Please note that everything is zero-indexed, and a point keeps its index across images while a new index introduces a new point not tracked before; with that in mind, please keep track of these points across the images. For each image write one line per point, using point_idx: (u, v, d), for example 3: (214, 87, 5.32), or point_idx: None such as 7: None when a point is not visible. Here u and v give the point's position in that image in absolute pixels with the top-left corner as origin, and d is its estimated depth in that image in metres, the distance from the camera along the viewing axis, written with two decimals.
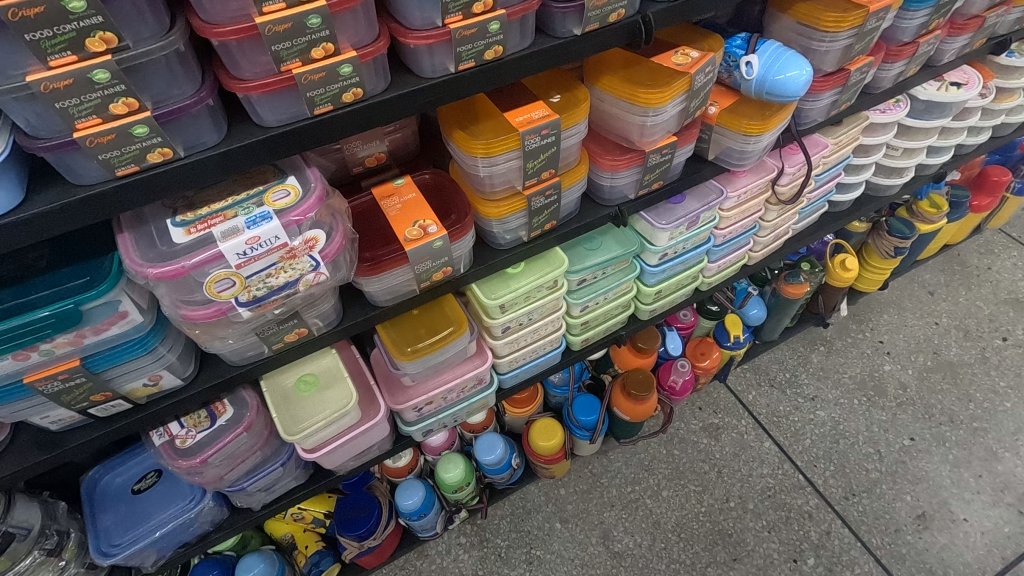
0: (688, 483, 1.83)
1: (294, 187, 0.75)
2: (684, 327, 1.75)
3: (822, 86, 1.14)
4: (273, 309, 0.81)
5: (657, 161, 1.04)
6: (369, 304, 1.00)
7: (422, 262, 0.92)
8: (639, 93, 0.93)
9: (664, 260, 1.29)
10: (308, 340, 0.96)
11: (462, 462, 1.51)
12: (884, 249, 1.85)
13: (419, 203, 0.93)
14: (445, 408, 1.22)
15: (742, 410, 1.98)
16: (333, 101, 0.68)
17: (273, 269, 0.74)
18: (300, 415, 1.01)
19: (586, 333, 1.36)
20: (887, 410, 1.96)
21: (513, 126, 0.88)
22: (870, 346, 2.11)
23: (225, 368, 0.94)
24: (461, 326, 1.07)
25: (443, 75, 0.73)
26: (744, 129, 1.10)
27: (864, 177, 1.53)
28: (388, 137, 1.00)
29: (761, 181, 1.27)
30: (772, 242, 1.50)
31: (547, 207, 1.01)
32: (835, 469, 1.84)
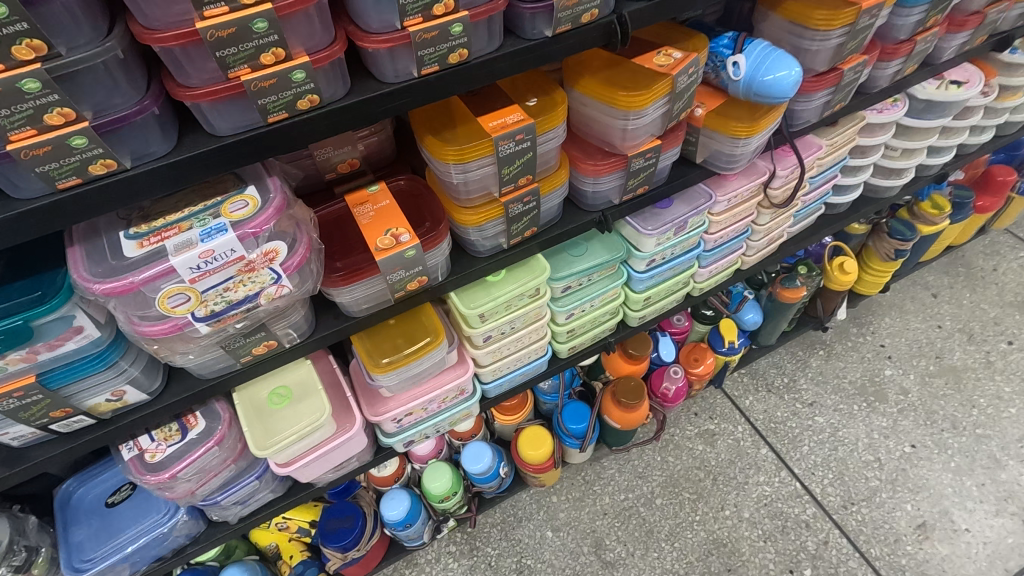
0: (682, 491, 1.79)
1: (253, 197, 0.72)
2: (678, 332, 1.71)
3: (814, 86, 1.10)
4: (235, 324, 0.78)
5: (640, 165, 1.01)
6: (343, 314, 0.97)
7: (394, 271, 0.89)
8: (619, 96, 0.90)
9: (651, 266, 1.25)
10: (279, 351, 0.93)
11: (449, 471, 1.49)
12: (884, 252, 1.81)
13: (393, 211, 0.91)
14: (426, 419, 1.19)
15: (739, 416, 1.95)
16: (287, 108, 0.65)
17: (232, 283, 0.71)
18: (273, 429, 0.99)
19: (573, 341, 1.32)
20: (888, 416, 1.91)
21: (486, 130, 0.85)
22: (870, 350, 2.06)
23: (194, 382, 0.91)
24: (439, 336, 1.04)
25: (407, 80, 0.70)
26: (732, 131, 1.06)
27: (862, 179, 1.48)
28: (361, 142, 0.96)
29: (752, 184, 1.23)
30: (766, 246, 1.45)
31: (526, 214, 0.98)
32: (834, 477, 1.80)
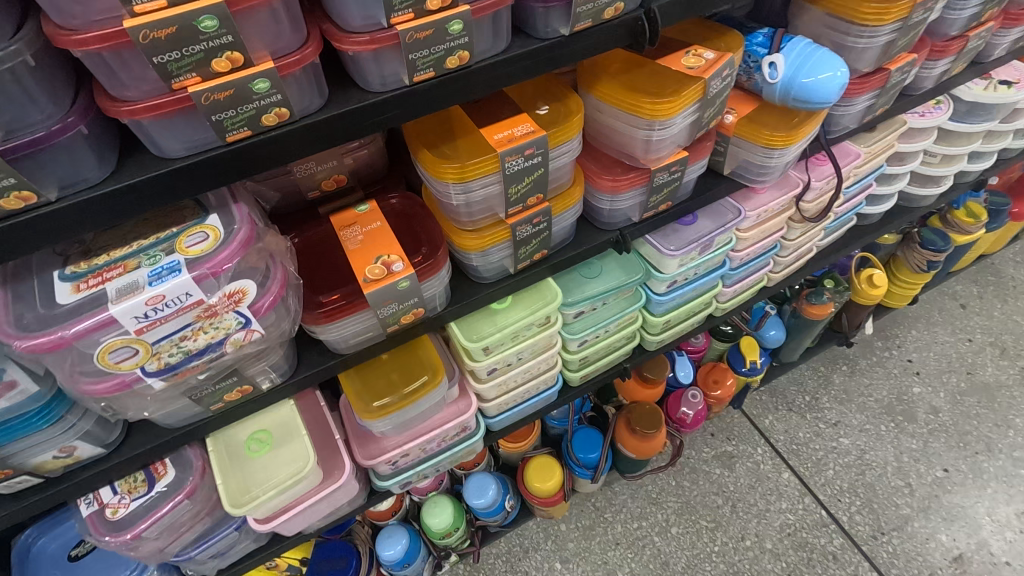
0: (699, 519, 1.68)
1: (214, 228, 0.61)
2: (695, 352, 1.60)
3: (858, 89, 0.98)
4: (197, 375, 0.66)
5: (664, 180, 0.89)
6: (329, 351, 0.86)
7: (386, 305, 0.78)
8: (643, 103, 0.78)
9: (672, 288, 1.14)
10: (255, 396, 0.82)
11: (450, 506, 1.37)
12: (915, 263, 1.68)
13: (384, 235, 0.79)
14: (425, 459, 1.08)
15: (758, 437, 1.83)
16: (250, 124, 0.53)
17: (190, 331, 0.60)
18: (251, 481, 0.88)
19: (585, 368, 1.21)
20: (918, 437, 1.80)
21: (491, 145, 0.73)
22: (897, 366, 1.94)
23: (158, 432, 0.80)
24: (438, 374, 0.92)
25: (396, 89, 0.59)
26: (766, 140, 0.94)
27: (898, 188, 1.37)
28: (348, 155, 0.83)
29: (784, 198, 1.11)
30: (794, 262, 1.33)
31: (535, 237, 0.86)
32: (862, 504, 1.69)
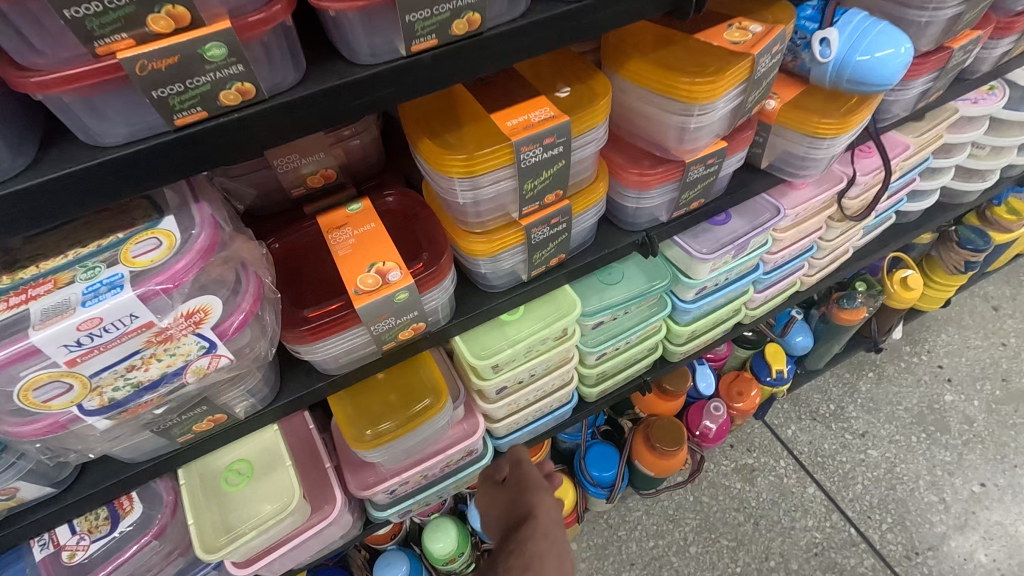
0: (720, 537, 1.56)
1: (169, 233, 0.50)
2: (716, 359, 1.49)
3: (916, 70, 0.87)
4: (155, 409, 0.55)
5: (698, 175, 0.78)
6: (316, 372, 0.75)
7: (381, 320, 0.67)
8: (680, 84, 0.67)
9: (700, 294, 1.03)
10: (231, 425, 0.71)
11: (455, 528, 1.24)
12: (951, 263, 1.56)
13: (380, 238, 0.68)
14: (426, 487, 0.97)
15: (781, 448, 1.70)
16: (205, 103, 0.42)
17: (139, 360, 0.49)
18: (229, 520, 0.78)
19: (603, 383, 1.10)
20: (951, 449, 1.68)
21: (504, 132, 0.62)
22: (927, 372, 1.82)
23: (117, 468, 0.69)
24: (443, 396, 0.82)
25: (389, 61, 0.48)
26: (813, 129, 0.83)
27: (942, 183, 1.25)
28: (337, 146, 0.71)
29: (825, 194, 1.00)
30: (830, 264, 1.22)
31: (553, 240, 0.75)
32: (894, 521, 1.58)
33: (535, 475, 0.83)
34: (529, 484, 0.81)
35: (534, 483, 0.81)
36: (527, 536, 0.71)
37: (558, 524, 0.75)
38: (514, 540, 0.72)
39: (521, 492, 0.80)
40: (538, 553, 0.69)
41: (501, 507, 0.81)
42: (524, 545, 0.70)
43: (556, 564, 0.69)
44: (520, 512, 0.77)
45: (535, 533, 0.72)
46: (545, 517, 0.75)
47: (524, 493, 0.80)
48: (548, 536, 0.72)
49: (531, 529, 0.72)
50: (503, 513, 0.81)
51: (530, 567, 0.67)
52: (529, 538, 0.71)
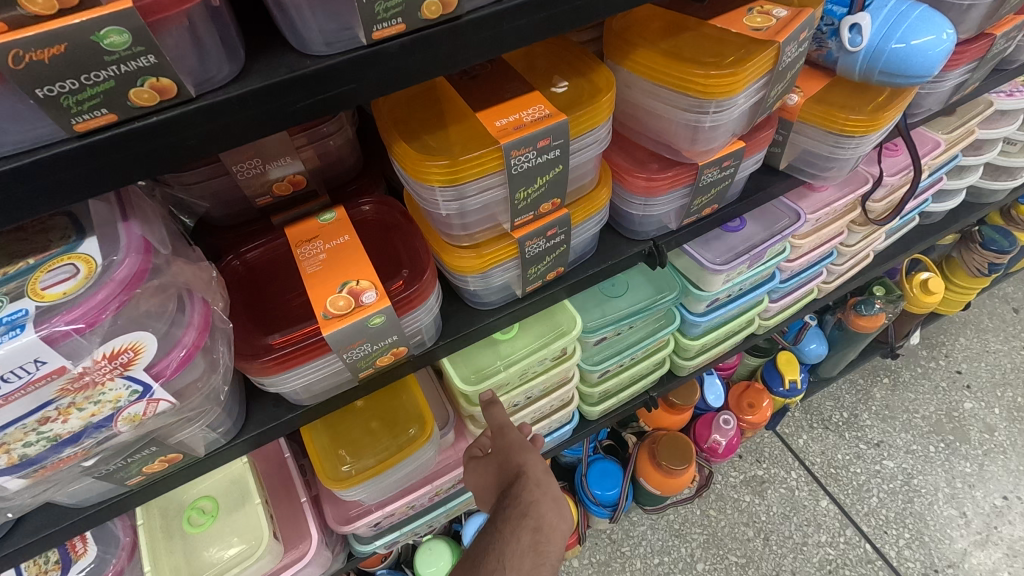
0: (728, 554, 1.35)
1: (88, 259, 0.42)
2: (726, 369, 1.41)
3: (956, 58, 0.78)
4: (82, 460, 0.48)
5: (712, 179, 0.70)
6: (278, 402, 0.65)
7: (354, 348, 0.57)
8: (694, 77, 0.59)
9: (711, 306, 0.96)
10: (188, 464, 0.60)
11: (448, 550, 1.16)
12: (973, 266, 1.47)
13: (352, 252, 0.59)
14: (415, 517, 0.92)
15: (791, 459, 1.50)
16: (111, 103, 0.34)
17: (54, 411, 0.41)
18: (194, 562, 0.72)
19: (606, 401, 1.03)
20: (972, 460, 1.50)
21: (492, 133, 0.54)
22: (944, 378, 1.64)
23: (61, 513, 0.57)
24: (426, 427, 0.74)
25: (348, 52, 0.39)
26: (840, 126, 0.75)
27: (970, 182, 1.17)
28: (308, 148, 0.62)
29: (849, 197, 0.92)
30: (849, 271, 1.14)
31: (549, 253, 0.67)
32: (912, 537, 1.38)
33: (516, 432, 0.66)
34: (511, 438, 0.65)
35: (518, 437, 0.65)
36: (518, 488, 0.58)
37: (550, 472, 0.61)
38: (505, 497, 0.58)
39: (502, 452, 0.65)
40: (535, 502, 0.56)
41: (480, 473, 0.66)
42: (516, 497, 0.57)
43: (558, 510, 0.56)
44: (504, 471, 0.63)
45: (527, 484, 0.58)
46: (535, 468, 0.61)
47: (506, 451, 0.64)
48: (542, 484, 0.58)
49: (521, 482, 0.59)
50: (484, 482, 0.65)
51: (529, 516, 0.55)
52: (520, 490, 0.58)
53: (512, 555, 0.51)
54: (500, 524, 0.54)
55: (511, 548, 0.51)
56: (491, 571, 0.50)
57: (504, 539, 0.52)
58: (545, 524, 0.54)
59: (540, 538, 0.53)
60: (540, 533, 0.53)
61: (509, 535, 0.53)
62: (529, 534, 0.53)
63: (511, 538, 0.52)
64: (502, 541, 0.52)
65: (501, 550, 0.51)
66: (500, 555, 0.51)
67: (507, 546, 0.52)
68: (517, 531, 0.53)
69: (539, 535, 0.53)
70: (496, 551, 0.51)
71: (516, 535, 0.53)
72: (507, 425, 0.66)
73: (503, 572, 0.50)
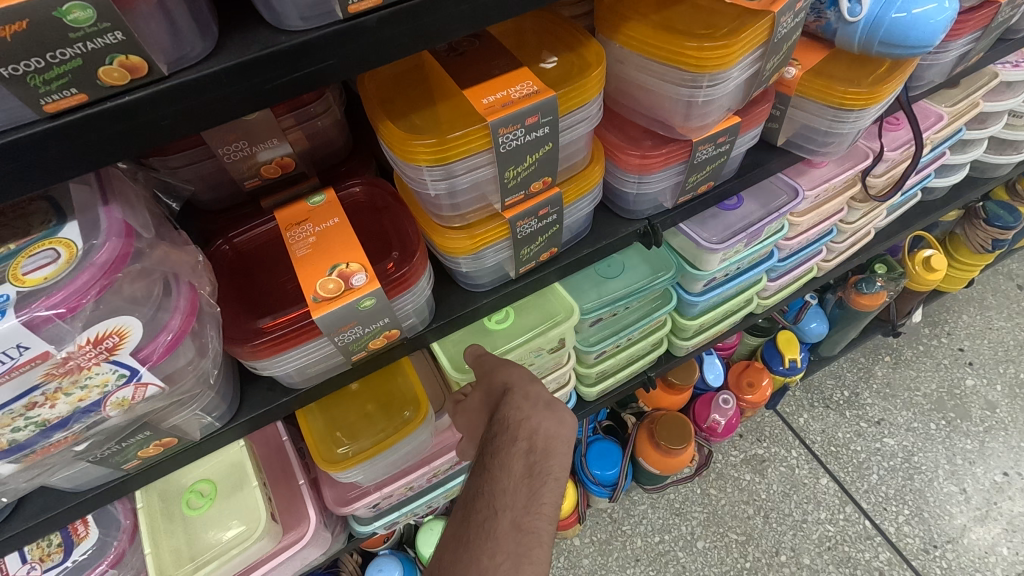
0: (728, 531, 1.36)
1: (69, 244, 0.42)
2: (726, 349, 1.41)
3: (959, 27, 0.76)
4: (74, 444, 0.48)
5: (707, 156, 0.69)
6: (270, 386, 0.64)
7: (345, 330, 0.57)
8: (686, 50, 0.58)
9: (709, 286, 0.95)
10: (184, 449, 0.60)
11: None
12: (977, 242, 1.45)
13: (343, 233, 0.58)
14: (413, 498, 0.93)
15: (792, 438, 1.50)
16: (80, 82, 0.33)
17: (41, 396, 0.41)
18: (195, 544, 0.74)
19: (603, 381, 1.03)
20: (973, 437, 1.49)
21: (479, 111, 0.52)
22: (947, 355, 1.63)
23: (59, 497, 0.57)
24: (422, 410, 0.74)
25: (324, 27, 0.38)
26: (840, 99, 0.73)
27: (974, 156, 1.15)
28: (296, 129, 0.61)
29: (848, 172, 0.91)
30: (850, 249, 1.13)
31: (542, 233, 0.66)
32: (912, 512, 1.39)
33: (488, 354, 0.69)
34: (490, 362, 0.67)
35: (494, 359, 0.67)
36: (507, 404, 0.58)
37: (537, 378, 0.61)
38: (495, 418, 0.58)
39: (484, 378, 0.66)
40: (525, 417, 0.55)
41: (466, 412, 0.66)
42: (505, 419, 0.56)
43: (556, 417, 0.55)
44: (491, 392, 0.63)
45: (515, 399, 0.58)
46: (520, 379, 0.61)
47: (487, 374, 0.66)
48: (531, 396, 0.58)
49: (509, 398, 0.59)
50: (476, 420, 0.65)
51: (520, 437, 0.53)
52: (510, 408, 0.57)
53: (503, 491, 0.49)
54: (489, 463, 0.52)
55: (502, 484, 0.49)
56: (484, 520, 0.47)
57: (495, 476, 0.50)
58: (539, 441, 0.53)
59: (534, 459, 0.51)
60: (533, 454, 0.52)
61: (499, 473, 0.50)
62: (522, 459, 0.51)
63: (502, 473, 0.50)
64: (491, 482, 0.50)
65: (492, 492, 0.49)
66: (490, 499, 0.48)
67: (497, 485, 0.49)
68: (508, 464, 0.51)
69: (532, 457, 0.51)
70: (487, 495, 0.49)
71: (507, 467, 0.51)
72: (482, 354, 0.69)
73: (497, 512, 0.47)
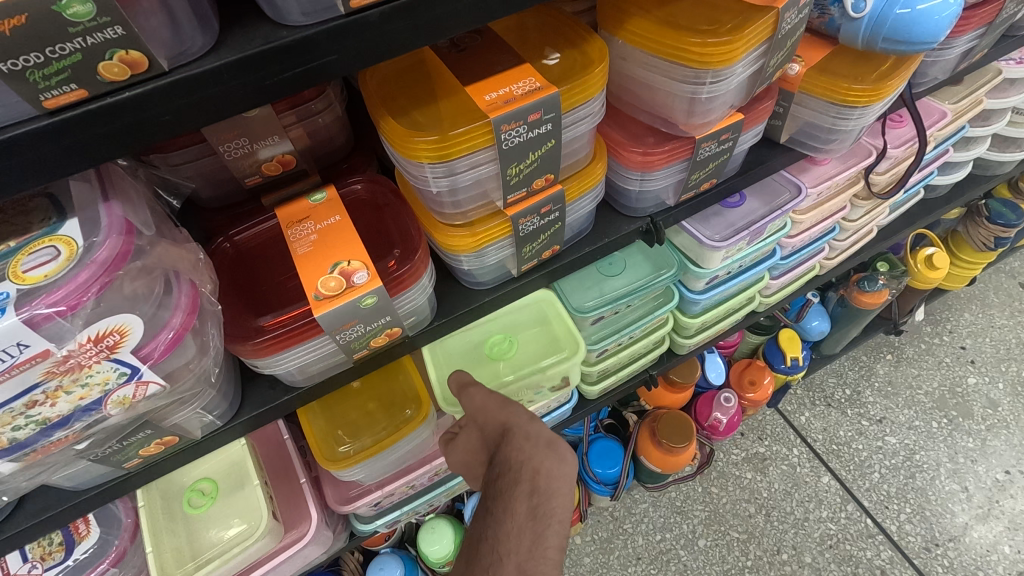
0: (730, 530, 1.36)
1: (69, 241, 0.41)
2: (727, 347, 1.41)
3: (964, 23, 0.75)
4: (75, 442, 0.48)
5: (710, 153, 0.69)
6: (271, 384, 0.64)
7: (346, 328, 0.57)
8: (690, 46, 0.57)
9: (711, 284, 0.94)
10: (185, 447, 0.59)
11: (450, 531, 1.15)
12: (979, 240, 1.45)
13: (345, 231, 0.58)
14: (414, 497, 0.93)
15: (793, 436, 1.50)
16: (80, 77, 0.33)
17: (41, 394, 0.41)
18: (196, 543, 0.74)
19: (604, 380, 1.03)
20: (975, 436, 1.49)
21: (480, 108, 0.52)
22: (948, 354, 1.63)
23: (59, 496, 0.57)
24: (423, 409, 0.74)
25: (325, 21, 0.38)
26: (843, 96, 0.73)
27: (977, 153, 1.14)
28: (297, 125, 0.61)
29: (851, 170, 0.90)
30: (852, 246, 1.13)
31: (544, 231, 0.66)
32: (913, 511, 1.39)
33: (477, 388, 0.66)
34: (482, 399, 0.64)
35: (490, 397, 0.64)
36: (509, 446, 0.57)
37: (536, 415, 0.60)
38: (497, 460, 0.57)
39: (479, 416, 0.64)
40: (528, 457, 0.54)
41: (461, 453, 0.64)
42: (507, 462, 0.55)
43: (558, 455, 0.54)
44: (488, 434, 0.62)
45: (516, 439, 0.57)
46: (519, 418, 0.60)
47: (482, 415, 0.63)
48: (532, 434, 0.57)
49: (510, 439, 0.58)
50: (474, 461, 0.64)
51: (524, 478, 0.53)
52: (511, 449, 0.56)
53: (507, 537, 0.49)
54: (493, 505, 0.52)
55: (506, 528, 0.49)
56: (488, 566, 0.48)
57: (498, 521, 0.50)
58: (542, 480, 0.52)
59: (538, 500, 0.51)
60: (537, 495, 0.51)
61: (503, 516, 0.50)
62: (525, 501, 0.51)
63: (505, 517, 0.50)
64: (497, 525, 0.50)
65: (496, 539, 0.49)
66: (495, 544, 0.49)
67: (500, 531, 0.49)
68: (511, 507, 0.50)
69: (536, 498, 0.51)
70: (492, 539, 0.49)
71: (510, 510, 0.50)
72: (468, 385, 0.67)
73: (501, 559, 0.48)
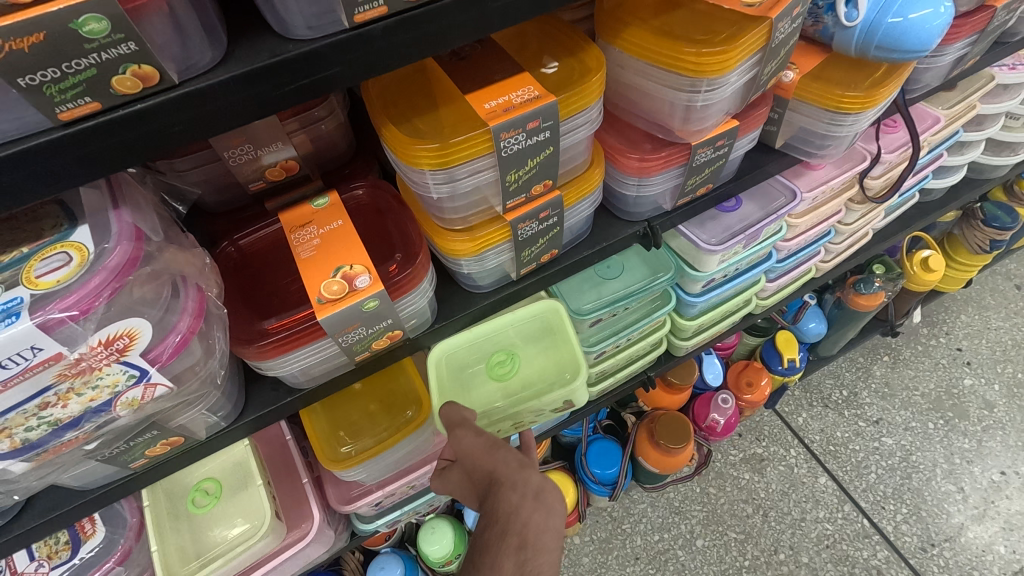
0: (727, 530, 1.37)
1: (81, 247, 0.43)
2: (725, 348, 1.42)
3: (956, 31, 0.76)
4: (84, 442, 0.49)
5: (706, 159, 0.70)
6: (275, 386, 0.65)
7: (349, 331, 0.58)
8: (685, 55, 0.59)
9: (708, 287, 0.96)
10: (190, 447, 0.60)
11: (450, 531, 1.15)
12: (974, 242, 1.46)
13: (347, 236, 0.59)
14: (415, 497, 0.94)
15: (790, 436, 1.51)
16: (94, 91, 0.34)
17: (53, 396, 0.42)
18: (200, 543, 0.75)
19: (603, 382, 1.03)
20: (971, 436, 1.50)
21: (480, 116, 0.53)
22: (945, 355, 1.64)
23: (67, 495, 0.58)
24: (423, 410, 0.76)
25: (330, 35, 0.39)
26: (836, 103, 0.74)
27: (971, 157, 1.16)
28: (301, 132, 0.62)
29: (846, 174, 0.92)
30: (848, 249, 1.14)
31: (542, 236, 0.67)
32: (910, 511, 1.40)
33: (466, 429, 0.64)
34: (470, 441, 0.62)
35: (479, 439, 0.63)
36: (497, 496, 0.57)
37: (524, 460, 0.61)
38: (485, 508, 0.58)
39: (467, 458, 0.62)
40: (515, 509, 0.56)
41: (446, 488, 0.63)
42: (495, 512, 0.56)
43: (544, 508, 0.56)
44: (476, 477, 0.61)
45: (504, 489, 0.58)
46: (507, 466, 0.60)
47: (470, 457, 0.62)
48: (520, 483, 0.58)
49: (499, 488, 0.58)
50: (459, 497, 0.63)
51: (512, 531, 0.54)
52: (500, 497, 0.57)
53: None
54: (481, 554, 0.53)
55: None
56: None
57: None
58: (531, 535, 0.54)
59: (525, 555, 0.53)
60: (525, 551, 0.53)
61: (493, 567, 0.52)
62: (513, 556, 0.52)
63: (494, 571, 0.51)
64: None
65: None
66: None
67: None
68: (500, 560, 0.52)
69: (524, 553, 0.53)
70: None
71: (499, 564, 0.52)
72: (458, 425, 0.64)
73: None
